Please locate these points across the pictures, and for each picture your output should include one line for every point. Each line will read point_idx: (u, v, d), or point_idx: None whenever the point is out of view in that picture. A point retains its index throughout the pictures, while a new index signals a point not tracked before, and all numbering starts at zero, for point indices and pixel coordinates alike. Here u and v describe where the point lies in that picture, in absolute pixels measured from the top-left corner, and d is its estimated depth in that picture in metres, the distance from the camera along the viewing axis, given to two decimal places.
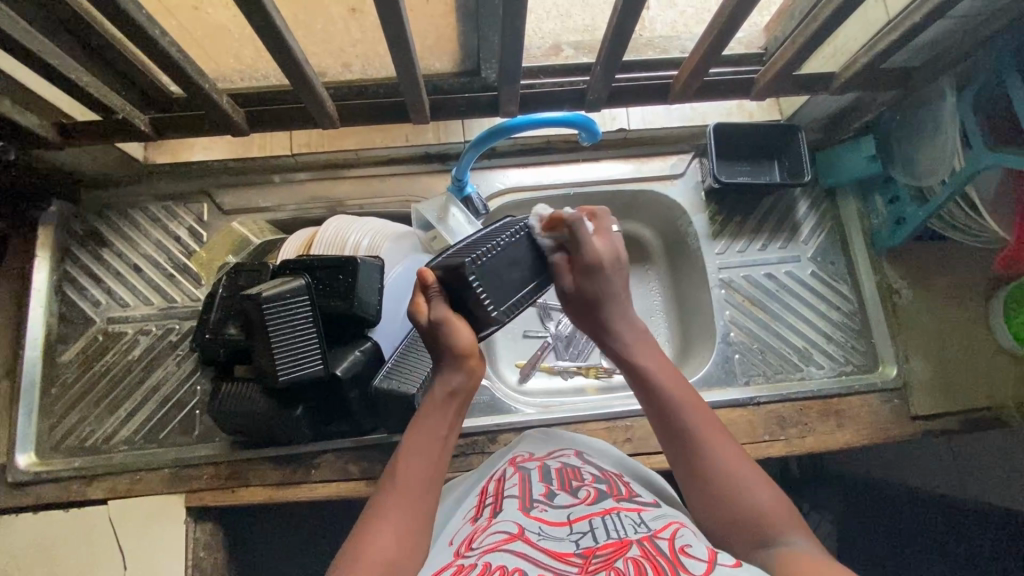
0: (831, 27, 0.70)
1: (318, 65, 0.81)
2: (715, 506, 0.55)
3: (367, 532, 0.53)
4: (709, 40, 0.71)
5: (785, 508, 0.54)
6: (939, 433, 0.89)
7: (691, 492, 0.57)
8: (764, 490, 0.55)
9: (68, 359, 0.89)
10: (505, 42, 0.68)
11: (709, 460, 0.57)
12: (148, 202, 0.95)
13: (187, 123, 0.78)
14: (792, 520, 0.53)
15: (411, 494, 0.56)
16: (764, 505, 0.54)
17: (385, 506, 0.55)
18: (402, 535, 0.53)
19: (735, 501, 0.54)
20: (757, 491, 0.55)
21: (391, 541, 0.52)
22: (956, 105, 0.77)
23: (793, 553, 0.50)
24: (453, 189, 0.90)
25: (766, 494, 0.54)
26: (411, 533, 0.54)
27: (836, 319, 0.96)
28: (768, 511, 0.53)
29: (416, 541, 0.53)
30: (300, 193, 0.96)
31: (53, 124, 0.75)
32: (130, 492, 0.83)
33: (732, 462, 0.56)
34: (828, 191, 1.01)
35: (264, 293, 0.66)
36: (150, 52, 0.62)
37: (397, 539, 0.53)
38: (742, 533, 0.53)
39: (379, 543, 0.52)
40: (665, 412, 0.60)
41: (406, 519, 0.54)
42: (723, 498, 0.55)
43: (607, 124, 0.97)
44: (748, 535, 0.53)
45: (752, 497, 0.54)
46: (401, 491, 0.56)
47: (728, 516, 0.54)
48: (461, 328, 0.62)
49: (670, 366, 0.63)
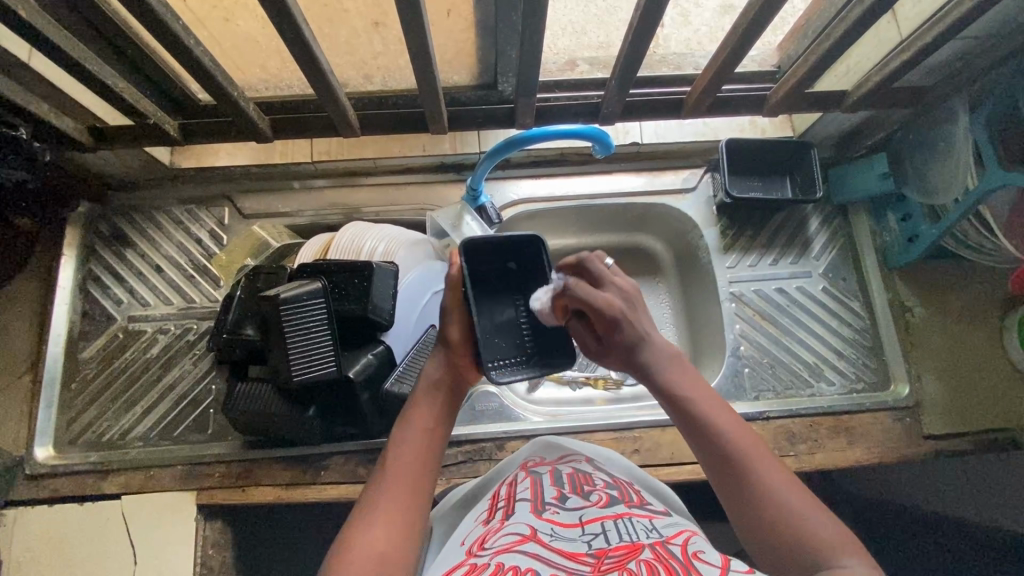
0: (842, 46, 0.72)
1: (341, 76, 0.83)
2: (771, 553, 0.52)
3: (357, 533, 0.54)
4: (721, 59, 0.73)
5: (839, 532, 0.50)
6: (952, 454, 0.88)
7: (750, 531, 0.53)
8: (818, 515, 0.52)
9: (89, 356, 0.91)
10: (523, 56, 0.70)
11: (762, 492, 0.53)
12: (172, 204, 0.97)
13: (216, 128, 0.81)
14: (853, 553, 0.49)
15: (400, 485, 0.57)
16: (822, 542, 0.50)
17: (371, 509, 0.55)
18: (394, 533, 0.54)
19: (787, 531, 0.51)
20: (813, 516, 0.51)
21: (374, 534, 0.53)
22: (969, 123, 0.77)
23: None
24: (469, 198, 0.91)
25: (822, 520, 0.51)
26: (397, 529, 0.54)
27: (848, 335, 0.95)
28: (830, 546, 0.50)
29: (407, 535, 0.55)
30: (318, 200, 0.98)
31: (87, 128, 0.78)
32: (142, 488, 0.84)
33: (787, 490, 0.53)
34: (840, 207, 1.01)
35: (281, 296, 0.68)
36: (182, 60, 0.64)
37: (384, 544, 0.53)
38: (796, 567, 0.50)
39: (373, 542, 0.53)
40: (717, 445, 0.56)
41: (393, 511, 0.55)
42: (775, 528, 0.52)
43: (620, 137, 0.98)
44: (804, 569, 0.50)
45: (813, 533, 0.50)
46: (394, 487, 0.57)
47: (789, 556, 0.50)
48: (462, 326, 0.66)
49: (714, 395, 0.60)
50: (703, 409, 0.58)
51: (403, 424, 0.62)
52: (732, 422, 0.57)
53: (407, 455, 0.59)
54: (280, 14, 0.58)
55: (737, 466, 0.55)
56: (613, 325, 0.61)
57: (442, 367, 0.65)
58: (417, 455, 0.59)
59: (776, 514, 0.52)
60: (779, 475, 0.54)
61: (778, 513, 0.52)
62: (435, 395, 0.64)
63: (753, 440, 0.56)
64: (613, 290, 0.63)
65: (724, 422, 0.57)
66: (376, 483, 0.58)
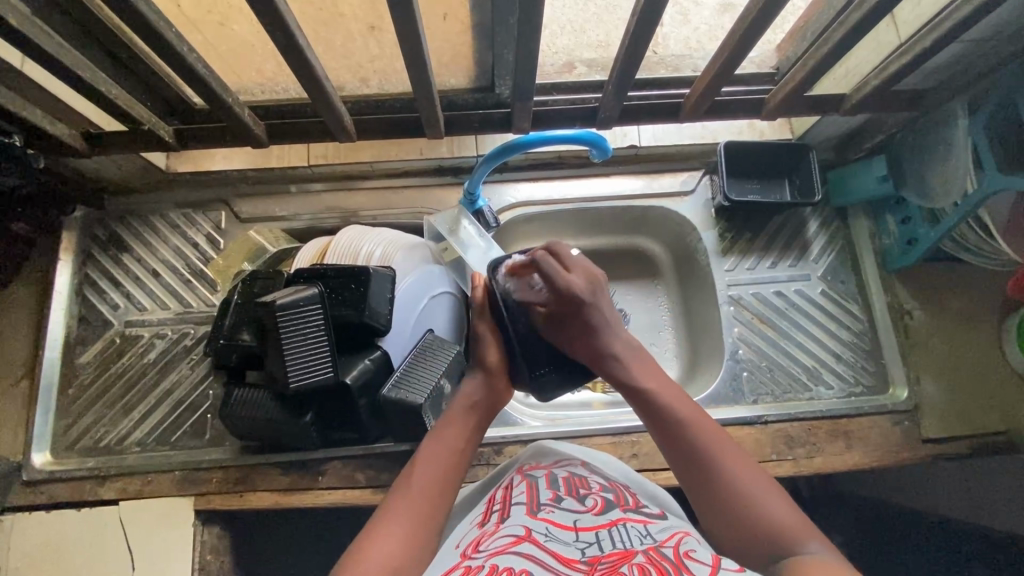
0: (841, 50, 0.71)
1: (337, 80, 0.83)
2: (728, 530, 0.56)
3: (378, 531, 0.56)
4: (719, 61, 0.72)
5: (799, 520, 0.54)
6: (950, 458, 0.88)
7: (708, 515, 0.57)
8: (777, 502, 0.55)
9: (86, 361, 0.91)
10: (519, 61, 0.70)
11: (720, 474, 0.58)
12: (168, 209, 0.97)
13: (210, 133, 0.80)
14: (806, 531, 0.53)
15: (426, 492, 0.60)
16: (777, 521, 0.54)
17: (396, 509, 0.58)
18: (409, 539, 0.55)
19: (746, 519, 0.55)
20: (772, 503, 0.55)
21: (397, 534, 0.55)
22: (968, 126, 0.76)
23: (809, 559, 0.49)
24: (465, 202, 0.93)
25: (782, 508, 0.55)
26: (419, 535, 0.56)
27: (846, 338, 0.95)
28: (785, 525, 0.53)
29: (421, 547, 0.56)
30: (315, 203, 0.97)
31: (81, 134, 0.78)
32: (140, 493, 0.84)
33: (748, 477, 0.57)
34: (839, 209, 1.01)
35: (277, 301, 0.67)
36: (175, 66, 0.64)
37: (404, 547, 0.55)
38: (758, 551, 0.53)
39: (388, 546, 0.54)
40: (679, 434, 0.61)
41: (417, 520, 0.57)
42: (733, 509, 0.56)
43: (617, 141, 0.98)
44: (767, 553, 0.53)
45: (768, 515, 0.54)
46: (418, 497, 0.59)
47: (745, 533, 0.54)
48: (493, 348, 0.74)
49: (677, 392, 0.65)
50: (663, 396, 0.64)
51: (434, 439, 0.66)
52: (693, 414, 0.63)
53: (433, 467, 0.62)
54: (273, 21, 0.58)
55: (696, 453, 0.59)
56: (577, 304, 0.70)
57: (479, 389, 0.71)
58: (443, 470, 0.62)
59: (734, 497, 0.56)
60: (740, 463, 0.58)
61: (738, 498, 0.56)
62: (469, 416, 0.68)
63: (716, 430, 0.61)
64: (579, 275, 0.72)
65: (685, 409, 0.63)
66: (402, 487, 0.61)
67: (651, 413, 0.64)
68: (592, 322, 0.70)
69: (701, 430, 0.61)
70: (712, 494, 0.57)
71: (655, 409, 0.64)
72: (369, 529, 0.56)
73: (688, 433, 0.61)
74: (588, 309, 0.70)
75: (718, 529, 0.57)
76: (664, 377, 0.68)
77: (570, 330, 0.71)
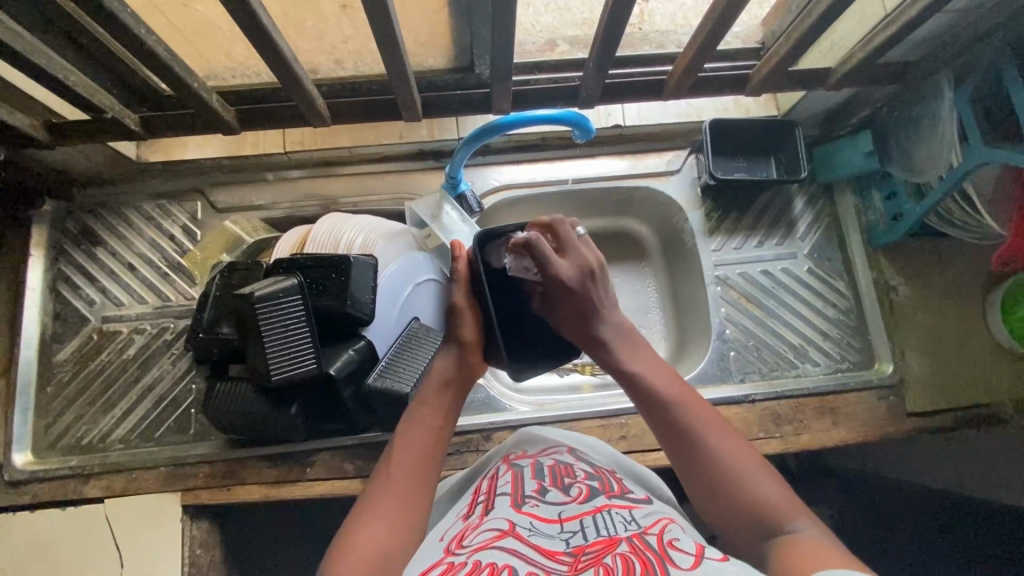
0: (826, 22, 0.69)
1: (310, 62, 0.80)
2: (717, 508, 0.56)
3: (359, 525, 0.55)
4: (703, 35, 0.70)
5: (785, 496, 0.54)
6: (935, 431, 0.89)
7: (700, 497, 0.58)
8: (767, 482, 0.55)
9: (64, 358, 0.89)
10: (496, 39, 0.67)
11: (708, 454, 0.58)
12: (141, 200, 0.94)
13: (179, 121, 0.77)
14: (794, 504, 0.54)
15: (406, 482, 0.59)
16: (766, 495, 0.54)
17: (377, 502, 0.57)
18: (392, 530, 0.54)
19: (735, 496, 0.55)
20: (759, 480, 0.55)
21: (380, 527, 0.54)
22: (953, 99, 0.75)
23: (799, 540, 0.50)
24: (448, 186, 0.90)
25: (770, 485, 0.55)
26: (402, 529, 0.55)
27: (832, 315, 0.95)
28: (772, 499, 0.54)
29: (407, 533, 0.55)
30: (294, 191, 0.95)
31: (43, 124, 0.75)
32: (126, 490, 0.83)
33: (736, 454, 0.57)
34: (825, 186, 1.00)
35: (256, 293, 0.66)
36: (136, 51, 0.61)
37: (387, 539, 0.54)
38: (744, 529, 0.54)
39: (374, 534, 0.54)
40: (670, 416, 0.61)
41: (399, 511, 0.56)
42: (721, 487, 0.56)
43: (601, 120, 0.96)
44: (750, 528, 0.54)
45: (756, 491, 0.55)
46: (400, 487, 0.58)
47: (736, 506, 0.55)
48: (468, 322, 0.69)
49: (666, 372, 0.65)
50: (653, 378, 0.64)
51: (409, 422, 0.64)
52: (681, 393, 0.63)
53: (411, 453, 0.61)
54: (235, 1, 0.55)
55: (684, 432, 0.60)
56: (565, 290, 0.66)
57: (451, 365, 0.68)
58: (423, 451, 0.61)
59: (723, 474, 0.56)
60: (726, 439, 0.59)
61: (727, 476, 0.56)
62: (444, 392, 0.66)
63: (705, 409, 0.61)
64: (569, 261, 0.68)
65: (675, 391, 0.63)
66: (381, 477, 0.59)
67: (642, 395, 0.64)
68: (585, 312, 0.67)
69: (690, 409, 0.61)
70: (702, 472, 0.57)
71: (645, 393, 0.63)
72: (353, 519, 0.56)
73: (676, 411, 0.61)
74: (579, 296, 0.67)
75: (713, 510, 0.56)
76: (654, 357, 0.68)
77: (562, 310, 0.68)
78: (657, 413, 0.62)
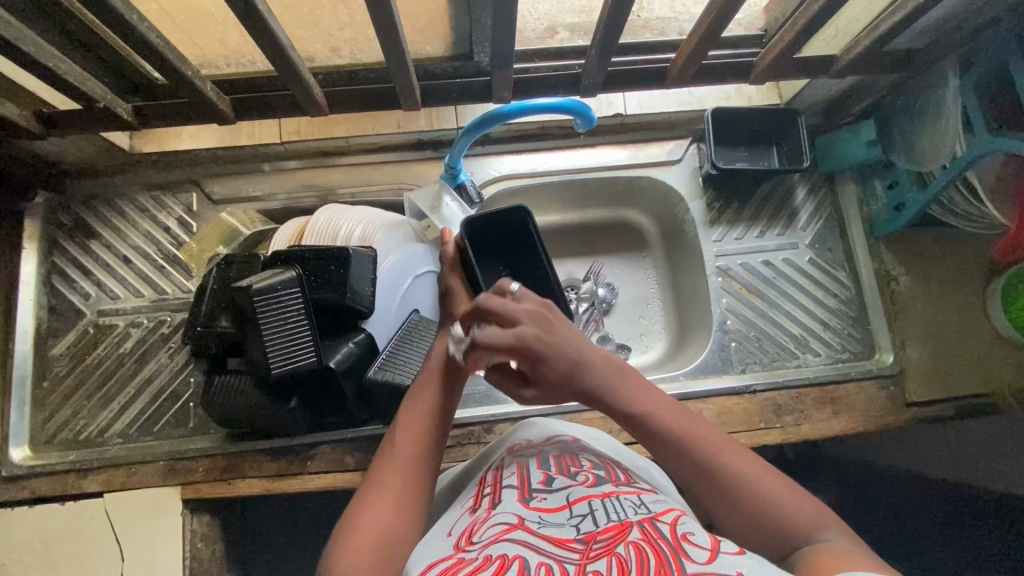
0: (832, 9, 0.68)
1: (306, 49, 0.78)
2: (743, 526, 0.52)
3: (364, 507, 0.54)
4: (707, 21, 0.69)
5: (814, 509, 0.51)
6: (934, 420, 0.89)
7: (724, 519, 0.53)
8: (791, 495, 0.52)
9: (59, 353, 0.88)
10: (497, 26, 0.66)
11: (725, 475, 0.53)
12: (135, 191, 0.93)
13: (173, 110, 0.76)
14: (821, 515, 0.51)
15: (409, 466, 0.58)
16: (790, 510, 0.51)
17: (380, 482, 0.56)
18: (397, 511, 0.54)
19: (764, 514, 0.51)
20: (786, 496, 0.52)
21: (384, 508, 0.54)
22: (957, 88, 0.75)
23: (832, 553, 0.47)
24: (447, 176, 0.90)
25: (795, 501, 0.52)
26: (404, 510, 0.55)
27: (834, 306, 0.95)
28: (798, 515, 0.51)
29: (413, 514, 0.55)
30: (291, 181, 0.94)
31: (33, 114, 0.73)
32: (125, 485, 0.82)
33: (759, 475, 0.53)
34: (827, 175, 0.99)
35: (254, 286, 0.64)
36: (127, 37, 0.60)
37: (393, 519, 0.54)
38: (769, 545, 0.51)
39: (380, 518, 0.53)
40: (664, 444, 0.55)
41: (402, 492, 0.56)
42: (749, 508, 0.52)
43: (602, 109, 0.95)
44: (777, 544, 0.51)
45: (783, 506, 0.51)
46: (402, 470, 0.57)
47: (757, 521, 0.51)
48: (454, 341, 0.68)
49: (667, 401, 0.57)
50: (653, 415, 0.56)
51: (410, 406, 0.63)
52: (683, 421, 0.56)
53: (412, 436, 0.60)
54: None
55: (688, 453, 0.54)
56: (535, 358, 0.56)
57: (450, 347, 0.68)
58: (424, 434, 0.61)
59: (748, 496, 0.52)
60: (742, 459, 0.54)
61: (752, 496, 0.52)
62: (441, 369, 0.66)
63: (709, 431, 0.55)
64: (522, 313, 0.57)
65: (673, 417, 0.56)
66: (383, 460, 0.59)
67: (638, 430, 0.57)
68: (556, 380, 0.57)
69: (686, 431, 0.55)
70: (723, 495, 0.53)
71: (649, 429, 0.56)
72: (357, 501, 0.55)
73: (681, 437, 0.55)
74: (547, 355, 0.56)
75: (728, 525, 0.53)
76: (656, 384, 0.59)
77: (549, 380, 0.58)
78: (662, 452, 0.56)
